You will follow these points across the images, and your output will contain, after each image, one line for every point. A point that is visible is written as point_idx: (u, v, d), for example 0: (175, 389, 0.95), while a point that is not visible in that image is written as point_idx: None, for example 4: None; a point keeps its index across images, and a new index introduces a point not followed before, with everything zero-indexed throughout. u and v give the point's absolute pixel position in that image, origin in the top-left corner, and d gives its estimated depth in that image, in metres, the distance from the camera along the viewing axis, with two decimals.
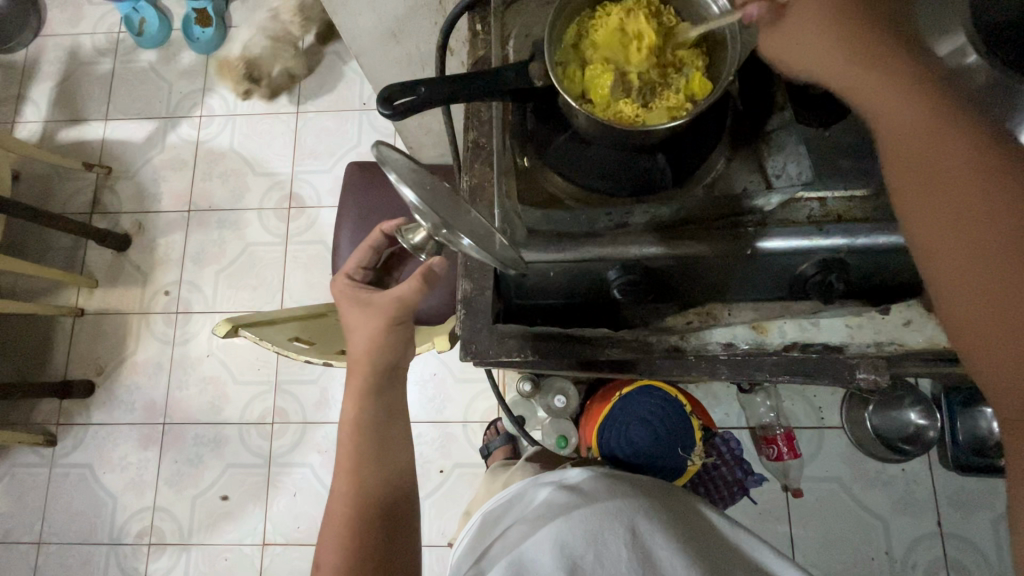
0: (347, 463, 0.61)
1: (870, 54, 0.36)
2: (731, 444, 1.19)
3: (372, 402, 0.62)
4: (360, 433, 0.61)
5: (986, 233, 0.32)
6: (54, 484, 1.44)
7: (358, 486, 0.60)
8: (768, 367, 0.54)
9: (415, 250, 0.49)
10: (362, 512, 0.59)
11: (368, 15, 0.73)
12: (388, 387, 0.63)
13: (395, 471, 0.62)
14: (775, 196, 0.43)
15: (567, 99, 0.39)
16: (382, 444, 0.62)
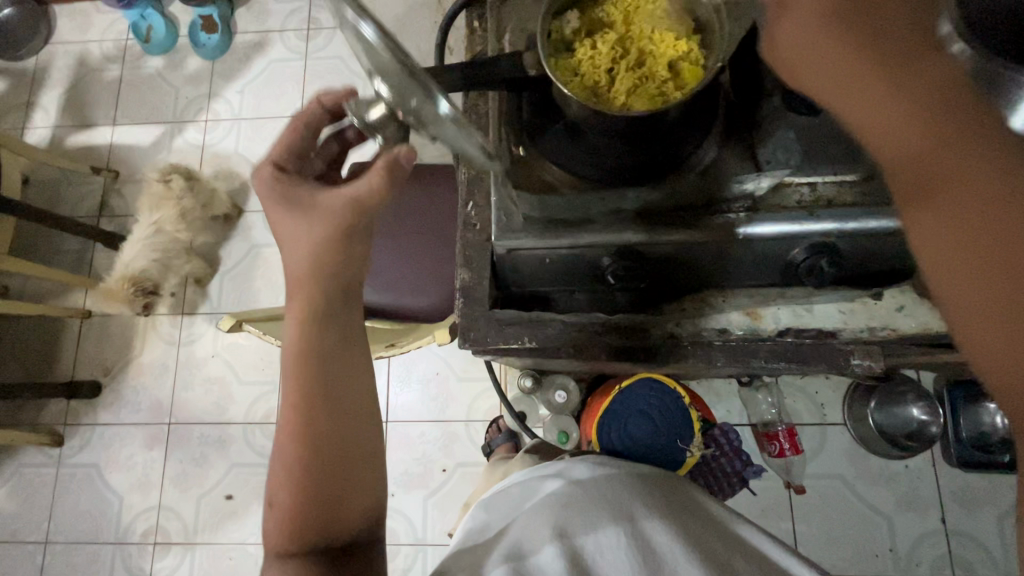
0: (289, 400, 0.48)
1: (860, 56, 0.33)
2: (730, 434, 1.14)
3: (323, 332, 0.49)
4: (305, 363, 0.48)
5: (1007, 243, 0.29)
6: (62, 483, 1.46)
7: (307, 435, 0.48)
8: (764, 352, 0.53)
9: (369, 130, 0.42)
10: (306, 456, 0.48)
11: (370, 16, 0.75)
12: (341, 313, 0.50)
13: (352, 429, 0.50)
14: (764, 179, 0.45)
15: (561, 86, 0.40)
16: (334, 386, 0.49)
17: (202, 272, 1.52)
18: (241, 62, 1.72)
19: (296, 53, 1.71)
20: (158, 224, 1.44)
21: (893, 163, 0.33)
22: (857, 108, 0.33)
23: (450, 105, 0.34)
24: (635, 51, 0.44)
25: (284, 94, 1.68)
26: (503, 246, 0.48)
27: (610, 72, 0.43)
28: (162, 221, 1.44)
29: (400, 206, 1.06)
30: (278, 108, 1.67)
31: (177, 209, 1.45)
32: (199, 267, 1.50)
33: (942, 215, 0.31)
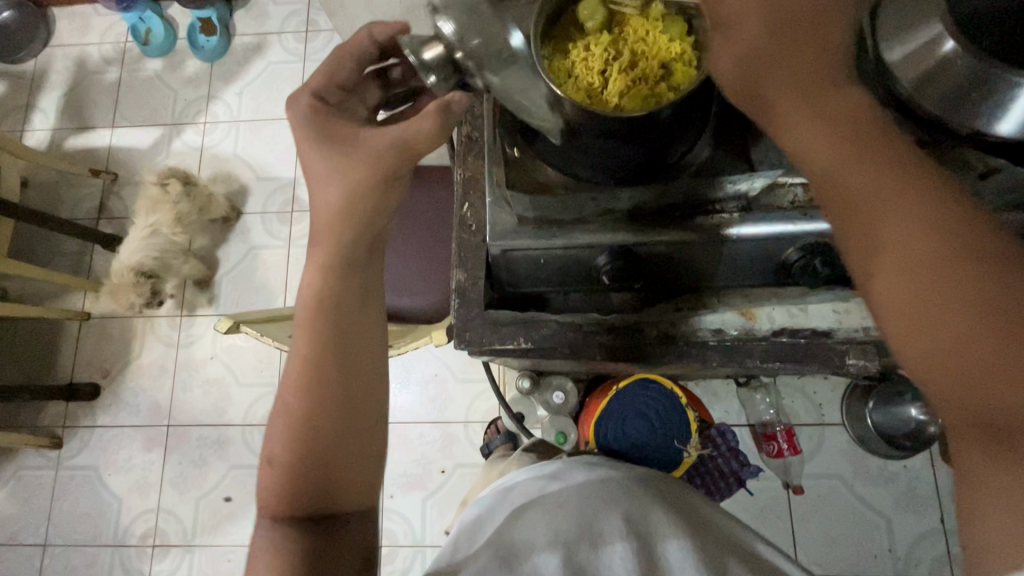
0: (302, 349, 0.47)
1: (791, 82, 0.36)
2: (726, 435, 1.13)
3: (345, 278, 0.49)
4: (323, 311, 0.47)
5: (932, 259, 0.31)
6: (61, 485, 1.46)
7: (314, 376, 0.47)
8: (758, 352, 0.54)
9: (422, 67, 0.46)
10: (315, 406, 0.46)
11: (365, 18, 0.75)
12: (358, 259, 0.50)
13: (355, 381, 0.48)
14: (757, 179, 0.45)
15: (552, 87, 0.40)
16: (346, 331, 0.48)
17: (200, 273, 1.52)
18: (239, 64, 1.72)
19: (295, 55, 1.71)
20: (153, 226, 1.43)
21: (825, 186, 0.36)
22: (786, 133, 0.36)
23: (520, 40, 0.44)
24: (626, 52, 0.44)
25: (283, 96, 1.68)
26: (498, 248, 0.48)
27: (602, 77, 0.44)
28: (157, 222, 1.43)
29: (397, 207, 1.06)
30: (276, 110, 1.67)
31: (172, 212, 1.43)
32: (198, 268, 1.51)
33: (864, 231, 0.34)
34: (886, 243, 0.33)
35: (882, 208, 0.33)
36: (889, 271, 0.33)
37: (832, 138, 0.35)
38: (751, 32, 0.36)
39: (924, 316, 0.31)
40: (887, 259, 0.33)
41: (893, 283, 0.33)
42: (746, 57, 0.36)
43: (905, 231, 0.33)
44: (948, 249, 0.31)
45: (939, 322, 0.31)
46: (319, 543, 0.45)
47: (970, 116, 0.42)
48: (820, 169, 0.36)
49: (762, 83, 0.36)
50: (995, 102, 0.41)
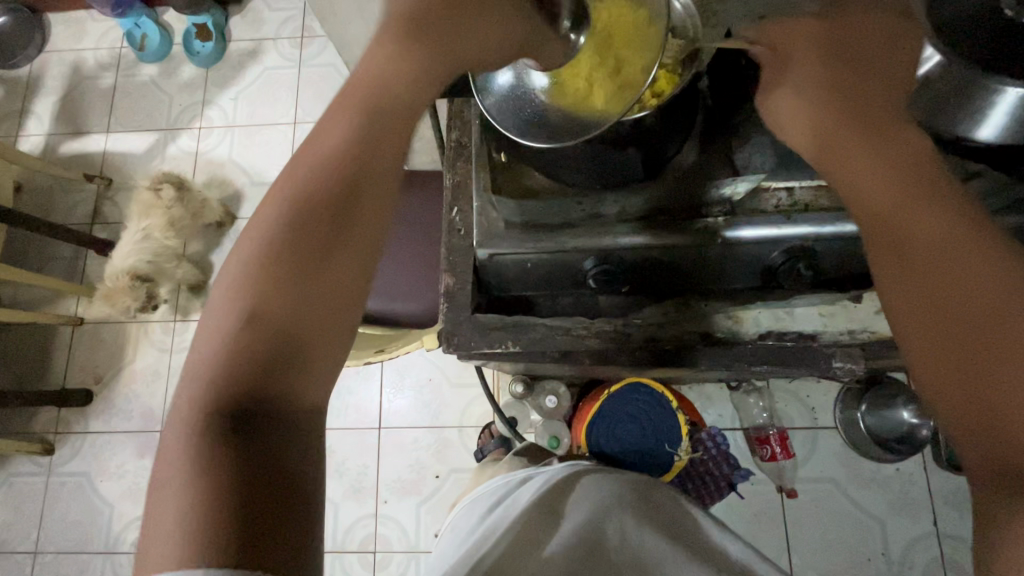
0: (293, 190, 0.34)
1: (846, 120, 0.38)
2: (717, 438, 1.12)
3: (365, 115, 0.36)
4: (330, 147, 0.35)
5: (976, 302, 0.31)
6: (53, 492, 1.45)
7: (276, 259, 0.33)
8: (747, 355, 0.53)
9: None
10: (280, 276, 0.33)
11: (357, 24, 0.75)
12: (384, 123, 0.36)
13: (326, 300, 0.34)
14: (741, 184, 0.45)
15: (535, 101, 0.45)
16: (332, 216, 0.34)
17: (195, 279, 1.52)
18: (235, 70, 1.73)
19: (290, 61, 1.72)
20: (146, 230, 1.44)
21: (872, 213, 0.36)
22: (836, 162, 0.38)
23: None
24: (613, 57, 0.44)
25: (278, 101, 1.69)
26: (487, 251, 0.49)
27: (588, 77, 0.45)
28: (151, 227, 1.44)
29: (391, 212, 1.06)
30: (272, 115, 1.68)
31: (166, 216, 1.45)
32: (192, 273, 1.51)
33: (896, 258, 0.34)
34: (918, 271, 0.33)
35: (928, 245, 0.33)
36: (913, 300, 0.33)
37: (884, 165, 0.36)
38: (817, 65, 0.39)
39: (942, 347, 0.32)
40: (916, 287, 0.33)
41: (918, 311, 0.33)
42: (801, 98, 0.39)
43: (938, 264, 0.33)
44: (991, 299, 0.31)
45: (960, 360, 0.31)
46: (235, 470, 0.30)
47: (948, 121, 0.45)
48: (860, 193, 0.36)
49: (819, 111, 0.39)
50: (975, 107, 0.42)
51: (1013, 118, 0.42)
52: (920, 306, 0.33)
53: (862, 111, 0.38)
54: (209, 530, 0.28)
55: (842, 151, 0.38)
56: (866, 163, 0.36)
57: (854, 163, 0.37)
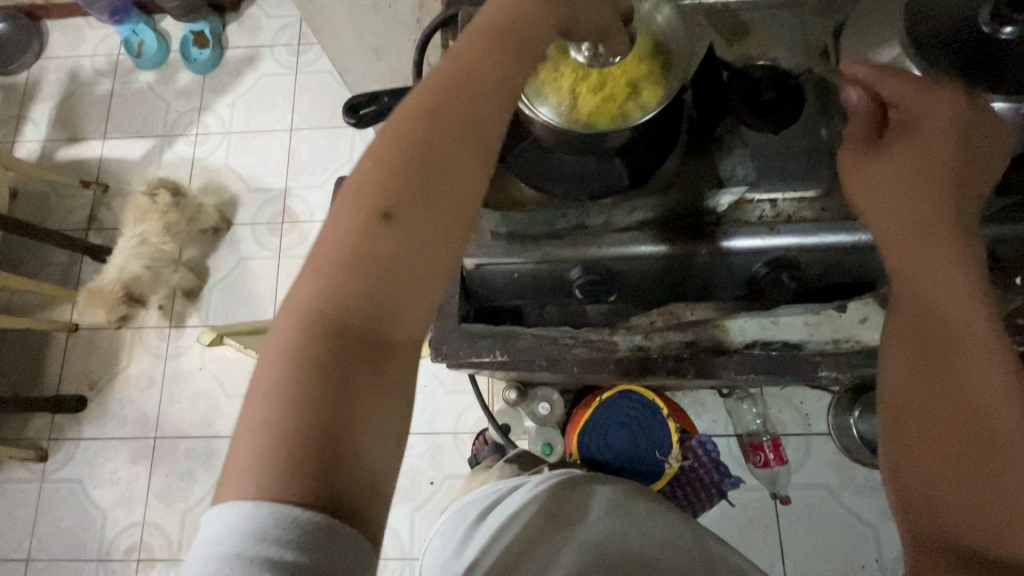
0: (411, 132, 0.34)
1: (925, 216, 0.39)
2: (707, 446, 1.16)
3: (485, 64, 0.36)
4: (451, 96, 0.35)
5: (979, 421, 0.36)
6: (46, 499, 1.44)
7: (391, 208, 0.33)
8: (732, 364, 0.55)
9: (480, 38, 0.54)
10: (384, 225, 0.33)
11: (351, 34, 0.76)
12: (494, 76, 0.36)
13: (430, 242, 0.34)
14: (724, 196, 0.47)
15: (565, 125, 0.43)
16: (453, 158, 0.35)
17: (190, 285, 1.52)
18: (232, 77, 1.73)
19: (287, 68, 1.73)
20: (142, 235, 1.50)
21: (918, 314, 0.40)
22: (900, 255, 0.40)
23: None
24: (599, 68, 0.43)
25: (274, 108, 1.69)
26: (472, 262, 0.49)
27: (610, 98, 0.43)
28: (147, 233, 1.50)
29: None
30: (268, 122, 1.68)
31: (161, 222, 1.50)
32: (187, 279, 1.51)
33: (930, 368, 0.39)
34: (944, 387, 0.38)
35: (957, 360, 0.38)
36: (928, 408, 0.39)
37: (953, 289, 0.38)
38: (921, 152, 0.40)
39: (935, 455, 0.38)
40: (940, 401, 0.38)
41: (936, 420, 0.38)
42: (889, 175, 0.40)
43: (970, 390, 0.37)
44: (987, 424, 0.36)
45: (943, 464, 0.37)
46: (319, 411, 0.30)
47: None
48: (921, 304, 0.40)
49: (897, 201, 0.40)
50: None
51: None
52: (932, 408, 0.38)
53: (939, 212, 0.39)
54: (289, 469, 0.29)
55: (910, 245, 0.40)
56: (930, 266, 0.39)
57: (918, 264, 0.39)
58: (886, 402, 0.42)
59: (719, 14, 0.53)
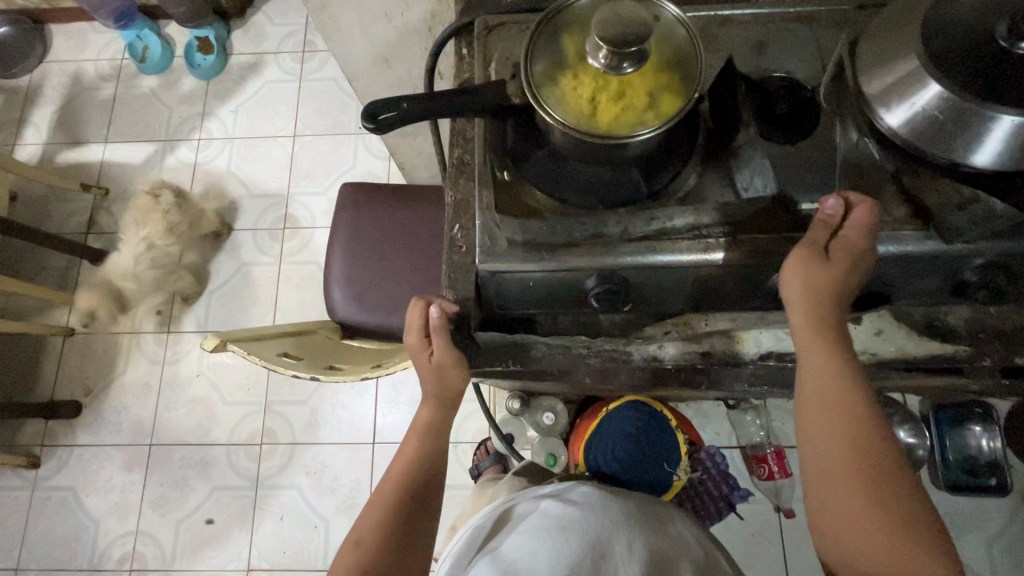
0: (393, 485, 0.55)
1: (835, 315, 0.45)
2: (715, 457, 1.14)
3: (431, 433, 0.55)
4: (416, 454, 0.55)
5: (880, 476, 0.44)
6: (37, 507, 1.42)
7: (383, 527, 0.53)
8: (746, 376, 0.57)
9: (489, 60, 0.57)
10: (381, 541, 0.53)
11: (361, 42, 0.75)
12: (437, 436, 0.56)
13: (425, 521, 0.56)
14: (739, 209, 0.47)
15: (573, 132, 0.41)
16: (417, 489, 0.55)
17: (191, 291, 1.51)
18: (236, 83, 1.74)
19: (291, 75, 1.73)
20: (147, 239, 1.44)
21: (838, 394, 0.45)
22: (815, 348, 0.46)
23: None
24: (617, 80, 0.43)
25: (277, 114, 1.69)
26: (487, 269, 0.48)
27: (626, 110, 0.43)
28: (152, 235, 1.45)
29: (394, 227, 1.09)
30: (271, 128, 1.68)
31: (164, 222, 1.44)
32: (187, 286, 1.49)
33: (848, 445, 0.44)
34: (863, 460, 0.44)
35: (864, 430, 0.45)
36: (849, 481, 0.44)
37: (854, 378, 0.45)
38: (856, 258, 0.43)
39: (860, 519, 0.44)
40: (859, 471, 0.44)
41: (857, 491, 0.44)
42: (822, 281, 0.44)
43: (880, 460, 0.44)
44: (883, 479, 0.44)
45: (860, 509, 0.44)
46: None
47: (949, 149, 0.43)
48: (826, 380, 0.45)
49: (826, 298, 0.45)
50: (970, 135, 0.41)
51: (1012, 145, 0.40)
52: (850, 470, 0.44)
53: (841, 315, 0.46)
54: None
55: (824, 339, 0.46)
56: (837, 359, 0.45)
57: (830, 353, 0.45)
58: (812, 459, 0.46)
59: (735, 27, 0.54)
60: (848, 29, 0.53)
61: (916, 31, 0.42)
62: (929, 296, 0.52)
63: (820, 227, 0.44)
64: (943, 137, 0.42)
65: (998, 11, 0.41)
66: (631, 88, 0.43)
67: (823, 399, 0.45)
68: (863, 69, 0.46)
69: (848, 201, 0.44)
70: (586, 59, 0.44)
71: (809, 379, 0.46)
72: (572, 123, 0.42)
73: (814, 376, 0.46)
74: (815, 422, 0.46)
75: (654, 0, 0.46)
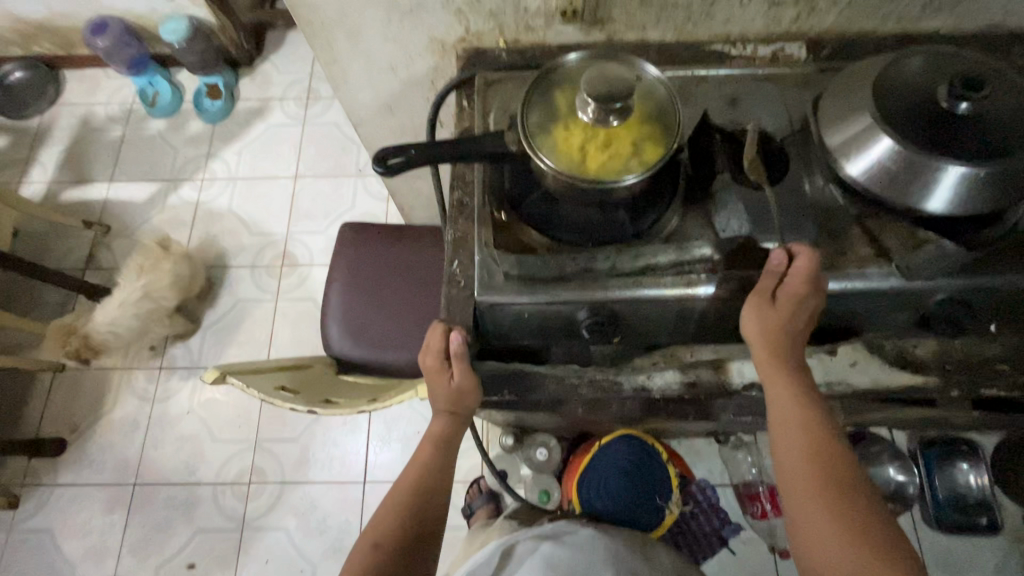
0: (407, 493, 0.55)
1: (787, 350, 0.49)
2: (705, 491, 1.21)
3: (447, 447, 0.57)
4: (430, 468, 0.56)
5: (850, 501, 0.45)
6: (11, 550, 1.37)
7: (395, 534, 0.53)
8: (731, 407, 0.60)
9: (487, 113, 0.62)
10: (393, 547, 0.52)
11: (368, 91, 0.80)
12: (451, 452, 0.57)
13: (432, 536, 0.55)
14: (717, 245, 0.51)
15: (563, 176, 0.45)
16: (431, 501, 0.55)
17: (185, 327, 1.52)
18: (241, 126, 1.81)
19: (295, 119, 1.81)
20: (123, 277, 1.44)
21: (795, 421, 0.48)
22: (770, 382, 0.50)
23: (575, 57, 0.52)
24: (604, 131, 0.48)
25: (280, 157, 1.76)
26: (485, 301, 0.51)
27: (613, 157, 0.47)
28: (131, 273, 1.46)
29: (393, 265, 1.12)
30: (274, 169, 1.74)
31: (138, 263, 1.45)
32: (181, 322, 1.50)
33: (811, 468, 0.47)
34: (830, 485, 0.46)
35: (826, 455, 0.47)
36: (823, 508, 0.45)
37: (810, 406, 0.49)
38: (803, 293, 0.47)
39: (837, 546, 0.44)
40: (824, 492, 0.46)
41: (824, 512, 0.45)
42: (772, 316, 0.48)
43: (845, 483, 0.46)
44: (854, 504, 0.45)
45: (839, 537, 0.44)
46: None
47: (905, 197, 0.47)
48: (783, 412, 0.49)
49: (779, 331, 0.48)
50: (922, 183, 0.46)
51: (961, 192, 0.45)
52: (820, 497, 0.46)
53: (793, 350, 0.50)
54: None
55: (777, 374, 0.49)
56: (790, 391, 0.49)
57: (784, 387, 0.49)
58: (786, 491, 0.48)
59: (709, 85, 0.60)
60: (811, 87, 0.59)
61: (867, 92, 0.48)
62: (896, 329, 0.56)
63: (767, 275, 0.48)
64: (900, 183, 0.47)
65: (936, 80, 0.47)
66: (617, 137, 0.48)
67: (785, 423, 0.49)
68: (825, 124, 0.52)
69: (791, 252, 0.48)
70: (576, 112, 0.49)
71: (770, 406, 0.50)
72: (564, 169, 0.46)
73: (775, 402, 0.49)
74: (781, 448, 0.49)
75: (637, 63, 0.51)
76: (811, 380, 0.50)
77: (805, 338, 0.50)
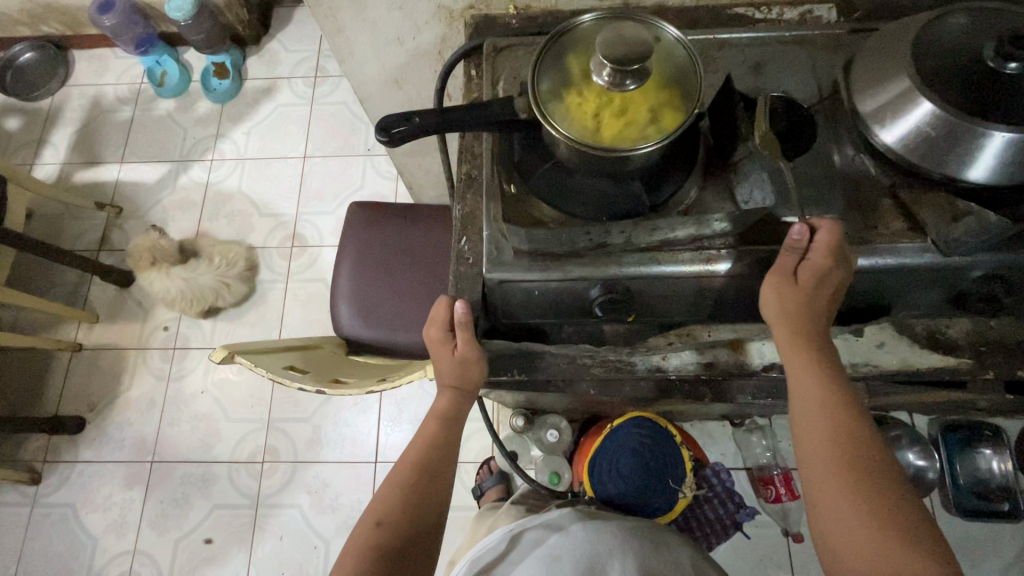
0: (412, 468, 0.54)
1: (807, 329, 0.47)
2: (721, 475, 1.13)
3: (453, 421, 0.56)
4: (435, 442, 0.55)
5: (871, 485, 0.43)
6: (35, 523, 1.41)
7: (399, 508, 0.52)
8: (750, 389, 0.58)
9: (497, 82, 0.60)
10: (398, 519, 0.52)
11: (373, 63, 0.77)
12: (457, 425, 0.56)
13: (437, 509, 0.54)
14: (738, 218, 0.47)
15: (575, 143, 0.42)
16: (436, 475, 0.55)
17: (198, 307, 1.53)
18: (249, 106, 1.79)
19: (303, 98, 1.78)
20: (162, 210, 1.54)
21: (815, 402, 0.46)
22: (790, 361, 0.48)
23: (590, 18, 0.49)
24: (620, 97, 0.45)
25: (289, 136, 1.74)
26: (494, 278, 0.49)
27: (630, 124, 0.44)
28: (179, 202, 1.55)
29: (402, 244, 1.11)
30: (282, 149, 1.73)
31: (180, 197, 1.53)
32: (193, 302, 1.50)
33: (830, 450, 0.45)
34: (850, 467, 0.44)
35: (847, 436, 0.45)
36: (842, 492, 0.43)
37: (832, 386, 0.46)
38: (825, 267, 0.44)
39: (855, 530, 0.42)
40: (844, 473, 0.44)
41: (842, 494, 0.43)
42: (792, 293, 0.46)
43: (867, 465, 0.44)
44: (875, 487, 0.43)
45: (856, 519, 0.42)
46: None
47: (946, 166, 0.44)
48: (803, 392, 0.47)
49: (799, 309, 0.46)
50: (964, 150, 0.42)
51: (1006, 160, 0.41)
52: (838, 479, 0.44)
53: (816, 329, 0.47)
54: None
55: (798, 354, 0.47)
56: (812, 370, 0.47)
57: (806, 366, 0.47)
58: (804, 473, 0.46)
59: (731, 50, 0.57)
60: (842, 50, 0.56)
61: (906, 50, 0.44)
62: (928, 307, 0.53)
63: (788, 250, 0.46)
64: (939, 151, 0.43)
65: (981, 37, 0.43)
66: (634, 103, 0.45)
67: (805, 403, 0.47)
68: (858, 89, 0.48)
69: (813, 225, 0.45)
70: (589, 77, 0.46)
71: (790, 386, 0.48)
72: (577, 136, 0.43)
73: (796, 383, 0.47)
74: (801, 431, 0.47)
75: (655, 23, 0.48)
76: (834, 358, 0.48)
77: (828, 315, 0.48)
